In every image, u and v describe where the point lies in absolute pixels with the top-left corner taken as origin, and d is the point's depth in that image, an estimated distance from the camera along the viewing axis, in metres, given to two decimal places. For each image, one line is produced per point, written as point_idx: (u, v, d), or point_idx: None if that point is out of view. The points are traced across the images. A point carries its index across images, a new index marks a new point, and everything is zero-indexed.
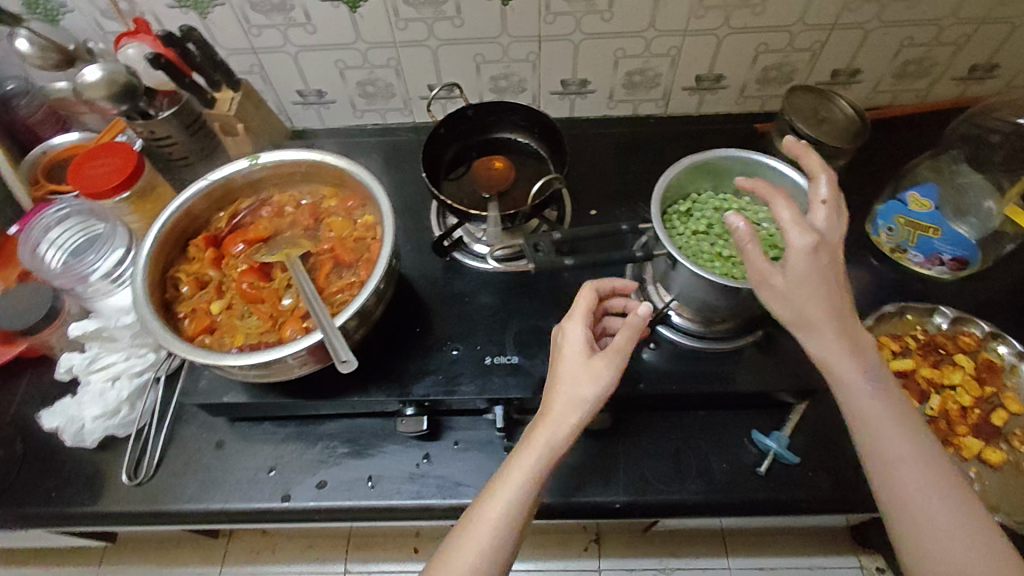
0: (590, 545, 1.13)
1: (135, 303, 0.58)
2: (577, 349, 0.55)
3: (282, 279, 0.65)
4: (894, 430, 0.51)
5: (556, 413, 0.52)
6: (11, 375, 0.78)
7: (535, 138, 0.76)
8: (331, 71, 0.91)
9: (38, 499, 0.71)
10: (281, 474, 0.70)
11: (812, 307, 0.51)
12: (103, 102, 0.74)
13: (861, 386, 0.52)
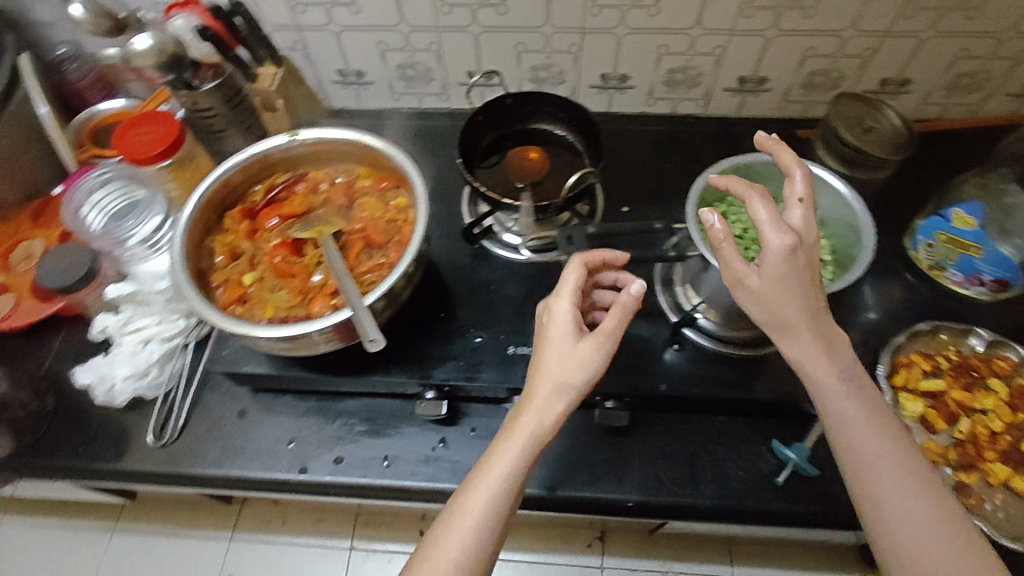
0: (594, 542, 1.16)
1: (171, 269, 0.59)
2: (562, 332, 0.54)
3: (313, 256, 0.66)
4: (876, 435, 0.50)
5: (539, 399, 0.51)
6: (47, 331, 0.81)
7: (571, 131, 0.76)
8: (372, 52, 0.92)
9: (67, 453, 0.73)
10: (299, 447, 0.71)
11: (789, 306, 0.50)
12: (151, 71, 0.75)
13: (841, 388, 0.50)
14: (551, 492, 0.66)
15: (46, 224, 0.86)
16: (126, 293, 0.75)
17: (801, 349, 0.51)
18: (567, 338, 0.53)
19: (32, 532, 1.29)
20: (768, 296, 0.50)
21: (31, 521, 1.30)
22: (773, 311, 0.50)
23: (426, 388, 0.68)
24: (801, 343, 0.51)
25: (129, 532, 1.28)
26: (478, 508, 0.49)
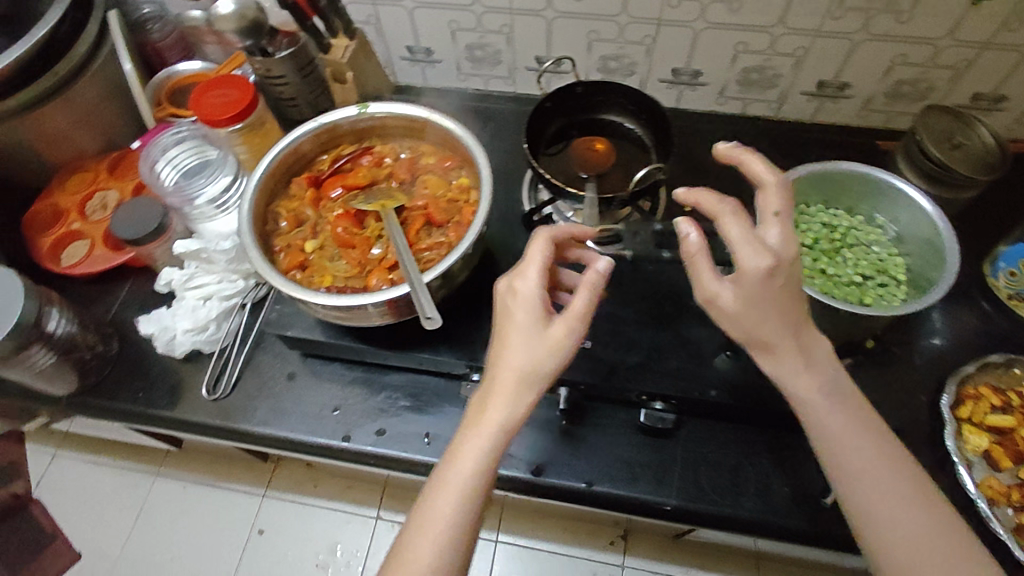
0: (616, 540, 1.26)
1: (240, 230, 0.61)
2: (525, 319, 0.51)
3: (374, 228, 0.67)
4: (863, 447, 0.48)
5: (502, 389, 0.50)
6: (115, 279, 0.84)
7: (639, 124, 0.74)
8: (443, 30, 0.91)
9: (126, 398, 0.76)
10: (344, 415, 0.73)
11: (771, 328, 0.47)
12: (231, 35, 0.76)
13: (828, 404, 0.49)
14: (587, 487, 0.66)
15: (122, 176, 0.89)
16: (193, 249, 0.76)
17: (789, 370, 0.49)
18: (532, 325, 0.51)
19: (96, 470, 1.43)
20: (749, 321, 0.48)
21: (92, 460, 1.43)
22: (752, 333, 0.48)
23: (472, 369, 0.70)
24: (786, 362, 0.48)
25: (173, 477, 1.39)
26: (452, 498, 0.50)
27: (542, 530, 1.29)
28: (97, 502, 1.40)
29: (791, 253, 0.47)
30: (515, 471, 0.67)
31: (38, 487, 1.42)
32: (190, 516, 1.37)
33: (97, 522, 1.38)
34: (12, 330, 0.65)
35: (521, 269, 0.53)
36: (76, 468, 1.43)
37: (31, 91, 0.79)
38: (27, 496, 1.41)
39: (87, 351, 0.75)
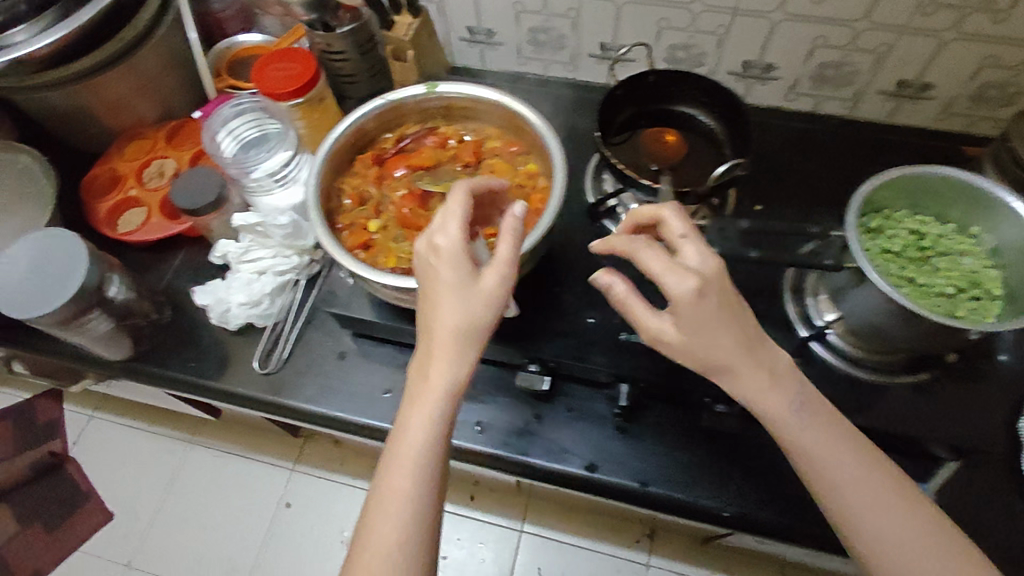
0: (643, 539, 1.26)
1: (308, 207, 0.59)
2: (451, 281, 0.50)
3: (440, 212, 0.66)
4: (836, 455, 0.48)
5: (442, 351, 0.49)
6: (169, 248, 0.84)
7: (712, 118, 0.71)
8: (508, 12, 0.89)
9: (177, 366, 0.76)
10: (395, 399, 0.73)
11: (716, 339, 0.46)
12: (298, 8, 0.78)
13: (794, 415, 0.48)
14: (641, 487, 0.65)
15: (179, 145, 0.89)
16: (252, 222, 0.75)
17: (749, 384, 0.48)
18: (461, 280, 0.50)
19: (130, 432, 1.46)
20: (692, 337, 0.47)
21: (128, 424, 1.46)
22: (694, 346, 0.47)
23: (531, 361, 0.67)
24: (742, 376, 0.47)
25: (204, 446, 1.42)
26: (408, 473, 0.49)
27: (566, 522, 1.29)
28: (130, 464, 1.43)
29: (713, 268, 0.47)
30: (567, 465, 0.66)
31: (75, 447, 1.46)
32: (219, 484, 1.39)
33: (130, 484, 1.41)
34: (75, 294, 0.65)
35: (441, 229, 0.52)
36: (111, 430, 1.46)
37: (95, 55, 0.79)
38: (64, 454, 1.45)
39: (141, 318, 0.75)
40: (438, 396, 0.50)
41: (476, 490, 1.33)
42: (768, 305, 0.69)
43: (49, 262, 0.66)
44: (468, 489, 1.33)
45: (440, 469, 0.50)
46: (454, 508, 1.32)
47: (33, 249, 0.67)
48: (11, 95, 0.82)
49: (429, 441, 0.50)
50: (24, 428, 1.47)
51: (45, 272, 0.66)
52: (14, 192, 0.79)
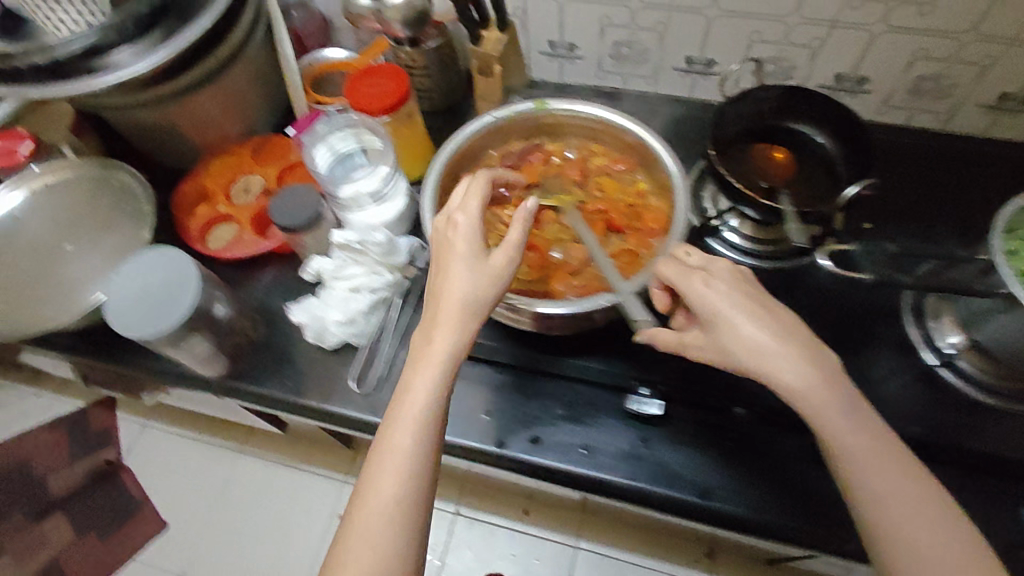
0: (703, 558, 1.27)
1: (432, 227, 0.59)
2: (464, 256, 0.55)
3: (553, 231, 0.66)
4: (869, 445, 0.49)
5: (449, 316, 0.53)
6: (259, 265, 0.86)
7: (830, 139, 0.70)
8: (592, 26, 0.88)
9: (275, 384, 0.78)
10: (496, 420, 0.74)
11: (751, 325, 0.51)
12: (396, 25, 0.76)
13: (835, 412, 0.50)
14: (750, 514, 0.65)
15: (264, 162, 0.90)
16: (353, 242, 0.74)
17: (790, 372, 0.50)
18: (474, 253, 0.55)
19: (182, 441, 1.46)
20: (727, 323, 0.52)
21: (179, 433, 1.47)
22: (729, 334, 0.52)
23: (642, 385, 0.71)
24: (783, 363, 0.50)
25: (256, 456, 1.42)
26: (410, 432, 0.52)
27: (621, 537, 1.30)
28: (184, 473, 1.43)
29: (719, 267, 0.55)
30: (680, 491, 0.67)
31: (128, 455, 1.46)
32: (272, 496, 1.39)
33: (184, 493, 1.41)
34: (188, 315, 0.66)
35: (459, 209, 0.57)
36: (164, 440, 1.47)
37: (190, 75, 0.79)
38: (119, 463, 1.46)
39: (243, 337, 0.78)
40: (443, 361, 0.53)
41: (530, 504, 1.34)
42: (889, 329, 0.70)
43: (160, 281, 0.67)
44: (522, 501, 1.34)
45: (438, 431, 0.53)
46: (507, 522, 1.34)
47: (142, 268, 0.68)
48: (104, 110, 0.82)
49: (432, 405, 0.52)
50: (76, 436, 1.48)
51: (156, 292, 0.67)
52: (109, 209, 0.80)
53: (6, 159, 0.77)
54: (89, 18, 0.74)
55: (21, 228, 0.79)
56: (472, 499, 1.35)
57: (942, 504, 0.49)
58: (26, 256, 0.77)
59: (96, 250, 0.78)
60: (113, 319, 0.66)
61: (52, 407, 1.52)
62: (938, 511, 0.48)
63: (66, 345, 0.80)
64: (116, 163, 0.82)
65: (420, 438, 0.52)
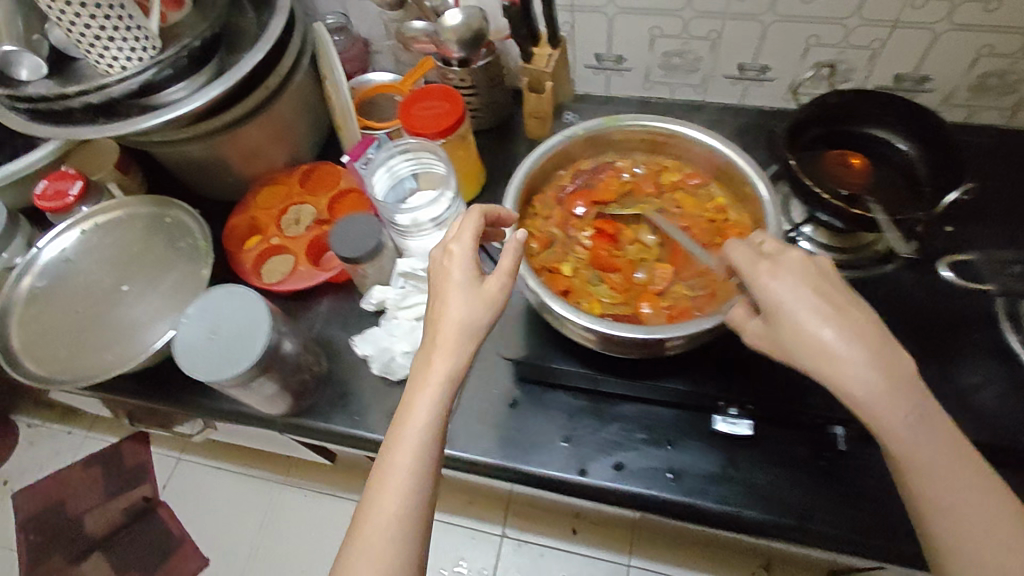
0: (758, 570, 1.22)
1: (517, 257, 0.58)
2: (460, 281, 0.55)
3: (634, 251, 0.65)
4: (940, 450, 0.45)
5: (445, 342, 0.52)
6: (315, 297, 0.84)
7: (912, 145, 0.68)
8: (641, 38, 0.86)
9: (344, 420, 0.76)
10: (576, 447, 0.72)
11: (817, 326, 0.47)
12: (452, 46, 0.78)
13: (903, 422, 0.45)
14: (848, 531, 0.65)
15: (314, 191, 0.89)
16: (420, 271, 0.75)
17: (857, 377, 0.46)
18: (468, 278, 0.54)
19: (217, 473, 1.43)
20: (788, 323, 0.48)
21: (216, 465, 1.43)
22: (791, 333, 0.48)
23: (733, 405, 0.68)
24: (852, 369, 0.46)
25: (297, 487, 1.39)
26: (409, 454, 0.51)
27: (674, 553, 1.25)
28: (221, 508, 1.39)
29: (790, 257, 0.51)
30: (775, 514, 0.66)
31: (164, 490, 1.43)
32: (312, 526, 1.35)
33: (222, 524, 1.37)
34: (260, 356, 0.64)
35: (454, 237, 0.57)
36: (199, 473, 1.43)
37: (235, 109, 0.77)
38: (156, 499, 1.42)
39: (309, 370, 0.75)
40: (442, 383, 0.52)
41: (578, 523, 1.29)
42: (986, 333, 0.68)
43: (231, 321, 0.66)
44: (570, 520, 1.29)
45: (438, 456, 0.52)
46: (554, 543, 1.29)
47: (211, 308, 0.67)
48: (151, 146, 0.80)
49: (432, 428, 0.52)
50: (110, 473, 1.45)
51: (227, 332, 0.65)
52: (164, 249, 0.78)
53: (56, 199, 0.79)
54: (138, 53, 0.70)
55: (79, 269, 0.78)
56: (518, 521, 1.31)
57: (1017, 514, 0.45)
58: (83, 298, 0.76)
59: (153, 292, 0.75)
60: (183, 361, 0.64)
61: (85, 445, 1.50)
62: (1015, 526, 0.44)
63: (128, 388, 0.78)
64: (173, 202, 0.81)
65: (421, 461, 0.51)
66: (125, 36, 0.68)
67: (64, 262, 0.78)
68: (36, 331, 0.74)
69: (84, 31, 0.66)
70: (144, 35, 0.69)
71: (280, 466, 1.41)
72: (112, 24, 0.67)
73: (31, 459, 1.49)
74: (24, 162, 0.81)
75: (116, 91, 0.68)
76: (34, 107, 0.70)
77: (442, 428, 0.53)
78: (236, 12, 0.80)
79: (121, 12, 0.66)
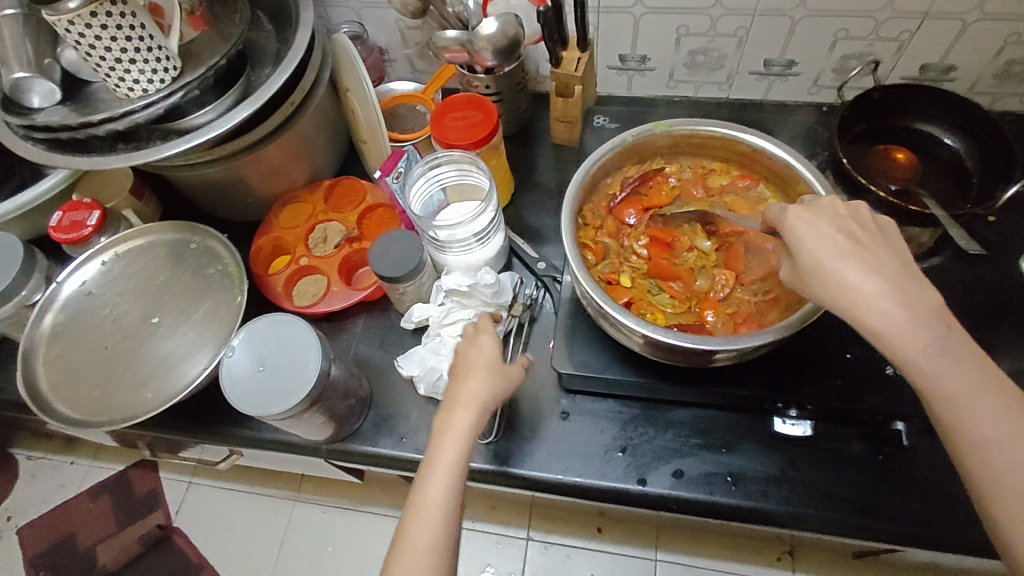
0: (784, 556, 1.13)
1: (580, 275, 0.59)
2: (485, 358, 0.60)
3: (690, 259, 0.66)
4: (976, 387, 0.45)
5: (470, 400, 0.57)
6: (348, 318, 0.81)
7: (959, 140, 0.72)
8: (667, 37, 0.84)
9: (391, 442, 0.73)
10: (633, 456, 0.70)
11: (841, 264, 0.48)
12: (487, 56, 0.77)
13: (925, 354, 0.46)
14: (918, 526, 0.64)
15: (339, 208, 0.86)
16: (465, 287, 0.71)
17: (879, 311, 0.47)
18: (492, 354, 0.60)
19: (234, 495, 1.29)
20: (813, 264, 0.49)
21: (227, 487, 1.30)
22: (814, 271, 0.49)
23: (793, 406, 0.68)
24: (873, 302, 0.47)
25: (311, 504, 1.26)
26: (441, 492, 0.53)
27: (705, 545, 1.14)
28: (234, 527, 1.27)
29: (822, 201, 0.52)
30: (840, 512, 0.65)
31: (178, 515, 1.30)
32: (330, 544, 1.22)
33: (247, 547, 1.25)
34: (314, 386, 0.61)
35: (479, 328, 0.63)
36: (214, 496, 1.30)
37: (259, 129, 0.73)
38: (171, 525, 1.30)
39: (355, 395, 0.73)
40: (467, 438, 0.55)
41: (603, 520, 1.17)
42: None
43: (280, 352, 0.64)
44: (593, 518, 1.18)
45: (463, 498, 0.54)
46: (581, 543, 1.17)
47: (257, 339, 0.64)
48: (170, 171, 0.76)
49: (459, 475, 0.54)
50: (122, 502, 1.32)
51: (276, 363, 0.63)
52: (191, 278, 0.77)
53: (73, 230, 0.75)
54: (159, 74, 0.64)
55: (102, 302, 0.76)
56: (544, 523, 1.19)
57: None
58: (111, 333, 0.74)
59: (185, 322, 0.74)
60: (235, 398, 0.61)
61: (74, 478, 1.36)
62: None
63: (162, 423, 0.75)
64: (198, 227, 0.80)
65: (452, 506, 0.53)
66: (146, 56, 0.62)
67: (85, 295, 0.76)
68: (64, 370, 0.72)
69: (103, 53, 0.61)
70: (165, 55, 0.64)
71: (291, 481, 1.28)
72: (133, 46, 0.61)
73: (23, 495, 1.35)
74: (35, 190, 0.77)
75: (142, 116, 0.65)
76: (52, 135, 0.66)
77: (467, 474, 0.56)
78: (254, 27, 0.79)
79: (141, 32, 0.61)
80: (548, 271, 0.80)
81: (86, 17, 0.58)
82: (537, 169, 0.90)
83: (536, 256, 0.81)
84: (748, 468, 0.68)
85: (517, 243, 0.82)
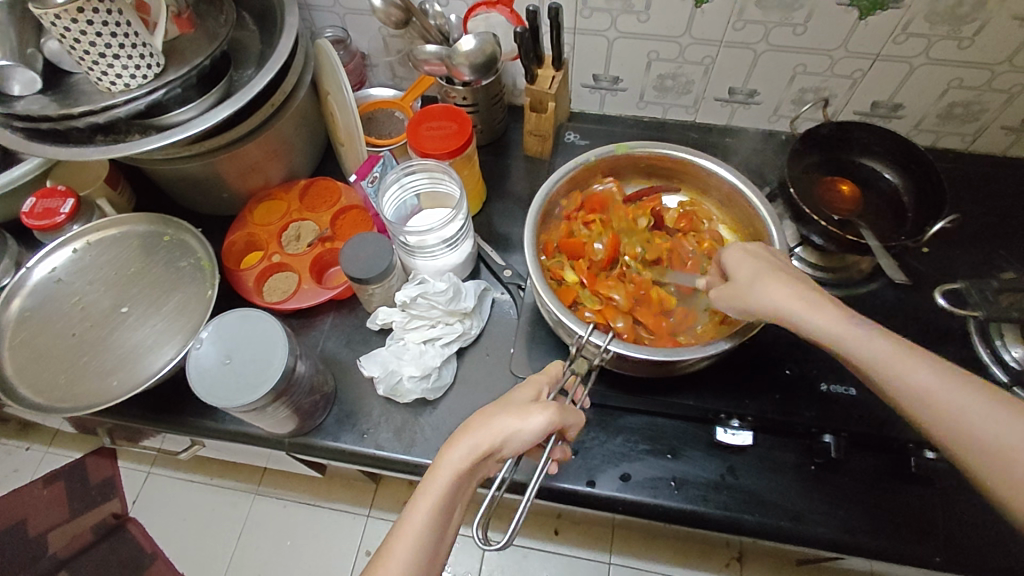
0: (733, 562, 1.17)
1: (534, 275, 0.63)
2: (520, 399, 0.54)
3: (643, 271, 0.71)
4: (913, 361, 0.48)
5: (468, 428, 0.50)
6: (316, 314, 0.84)
7: (898, 174, 0.79)
8: (639, 60, 0.88)
9: (352, 438, 0.75)
10: (584, 459, 0.73)
11: (769, 274, 0.55)
12: (466, 70, 0.80)
13: (860, 331, 0.50)
14: (844, 534, 0.68)
15: (313, 207, 0.88)
16: (428, 289, 0.74)
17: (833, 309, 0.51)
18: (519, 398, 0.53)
19: (194, 487, 1.29)
20: (749, 282, 0.55)
21: (187, 478, 1.30)
22: (765, 297, 0.53)
23: (735, 417, 0.72)
24: (801, 296, 0.52)
25: (272, 497, 1.26)
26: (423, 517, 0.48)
27: (656, 549, 1.18)
28: (192, 519, 1.27)
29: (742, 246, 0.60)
30: (773, 518, 0.69)
31: (134, 505, 1.30)
32: (288, 538, 1.23)
33: (203, 539, 1.25)
34: (279, 378, 0.63)
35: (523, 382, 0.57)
36: (173, 487, 1.30)
37: (240, 127, 0.75)
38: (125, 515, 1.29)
39: (320, 391, 0.75)
40: (456, 469, 0.49)
41: (560, 523, 1.20)
42: (947, 349, 0.75)
43: (249, 346, 0.66)
44: (550, 520, 1.21)
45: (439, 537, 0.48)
46: (537, 545, 1.20)
47: (227, 331, 0.66)
48: (149, 165, 0.77)
49: (440, 502, 0.48)
50: (75, 490, 1.31)
51: (245, 356, 0.65)
52: (164, 269, 0.79)
53: (45, 217, 0.76)
54: (141, 71, 0.66)
55: (72, 290, 0.77)
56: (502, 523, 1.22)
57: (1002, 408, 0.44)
58: (78, 320, 0.75)
59: (154, 314, 0.76)
60: (200, 387, 0.63)
61: (26, 467, 1.34)
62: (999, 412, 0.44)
63: (126, 410, 0.76)
64: (172, 220, 0.81)
65: (416, 542, 0.47)
66: (129, 53, 0.64)
67: (54, 282, 0.77)
68: (29, 356, 0.73)
69: (87, 47, 0.62)
70: (148, 52, 0.66)
71: (252, 475, 1.29)
72: (116, 41, 0.63)
73: None
74: (6, 176, 0.78)
75: (122, 112, 0.66)
76: (31, 125, 0.67)
77: (448, 515, 0.49)
78: (239, 27, 0.81)
79: (127, 29, 0.63)
80: (514, 278, 0.84)
81: (73, 12, 0.59)
82: (508, 178, 0.93)
83: (502, 264, 0.85)
84: (692, 474, 0.72)
85: (485, 250, 0.86)
